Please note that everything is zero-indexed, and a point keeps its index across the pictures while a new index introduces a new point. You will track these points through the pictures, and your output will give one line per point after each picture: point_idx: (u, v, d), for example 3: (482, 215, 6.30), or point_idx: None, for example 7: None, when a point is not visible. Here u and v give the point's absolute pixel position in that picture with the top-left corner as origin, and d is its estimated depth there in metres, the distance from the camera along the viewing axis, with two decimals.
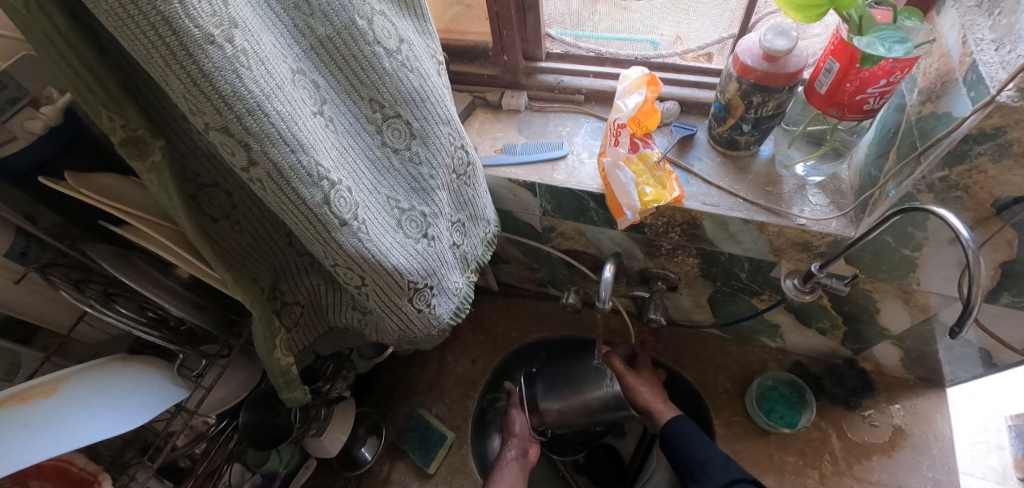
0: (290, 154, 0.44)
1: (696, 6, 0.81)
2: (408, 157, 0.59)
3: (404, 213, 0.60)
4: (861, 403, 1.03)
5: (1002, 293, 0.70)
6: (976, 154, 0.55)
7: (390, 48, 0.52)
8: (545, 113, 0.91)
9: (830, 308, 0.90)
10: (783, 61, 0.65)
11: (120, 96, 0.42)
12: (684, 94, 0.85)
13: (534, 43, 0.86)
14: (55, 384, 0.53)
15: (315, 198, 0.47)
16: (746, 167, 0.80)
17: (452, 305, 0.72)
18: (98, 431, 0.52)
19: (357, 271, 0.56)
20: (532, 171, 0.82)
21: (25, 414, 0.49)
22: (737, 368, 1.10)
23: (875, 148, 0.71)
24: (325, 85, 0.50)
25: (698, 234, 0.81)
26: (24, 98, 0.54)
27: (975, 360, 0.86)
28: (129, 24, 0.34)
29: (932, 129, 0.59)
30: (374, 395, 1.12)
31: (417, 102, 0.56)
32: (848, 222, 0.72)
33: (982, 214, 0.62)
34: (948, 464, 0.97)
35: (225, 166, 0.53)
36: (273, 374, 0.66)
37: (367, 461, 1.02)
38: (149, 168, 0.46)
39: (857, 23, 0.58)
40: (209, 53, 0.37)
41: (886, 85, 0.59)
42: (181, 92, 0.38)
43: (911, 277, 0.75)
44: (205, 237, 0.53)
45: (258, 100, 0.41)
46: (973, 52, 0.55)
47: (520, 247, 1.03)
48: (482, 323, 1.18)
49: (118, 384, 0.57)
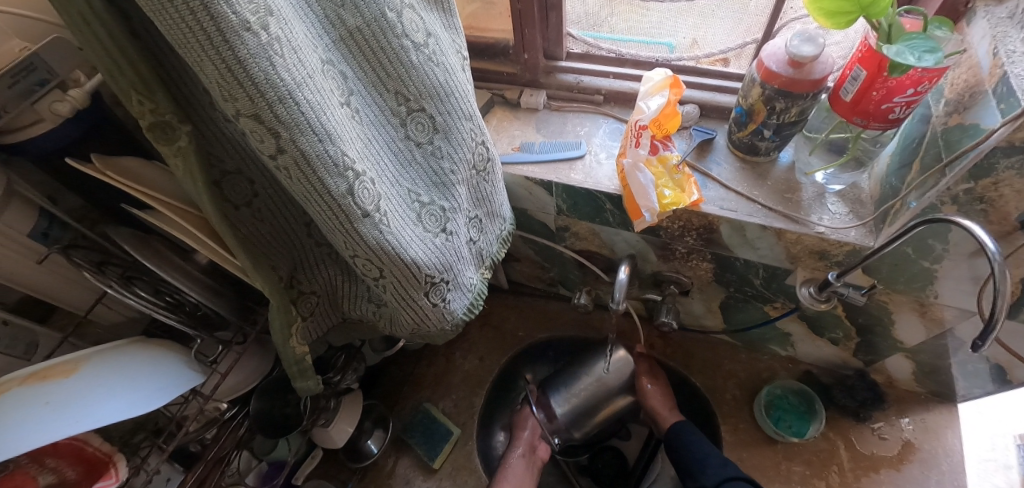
0: (318, 144, 0.44)
1: (713, 11, 0.82)
2: (429, 151, 0.59)
3: (424, 207, 0.60)
4: (871, 416, 1.02)
5: (1021, 309, 0.69)
6: (1004, 167, 0.55)
7: (418, 41, 0.52)
8: (563, 113, 0.91)
9: (844, 318, 0.89)
10: (809, 68, 0.64)
11: (150, 80, 0.43)
12: (705, 98, 0.85)
13: (555, 42, 0.86)
14: (75, 365, 0.54)
15: (339, 188, 0.47)
16: (765, 173, 0.80)
17: (466, 301, 0.72)
18: (115, 411, 0.52)
19: (376, 264, 0.56)
20: (549, 170, 0.82)
21: (45, 393, 0.50)
22: (746, 375, 1.10)
23: (898, 158, 0.70)
24: (352, 76, 0.50)
25: (714, 239, 0.81)
26: (53, 80, 0.54)
27: (989, 376, 0.85)
28: (168, 9, 0.34)
29: (958, 140, 0.59)
30: (381, 388, 1.12)
31: (441, 96, 0.56)
32: (867, 232, 0.72)
33: (1006, 229, 0.61)
34: (958, 480, 0.96)
35: (248, 154, 0.53)
36: (287, 363, 0.66)
37: (373, 454, 1.01)
38: (175, 153, 0.47)
39: (886, 32, 0.57)
40: (244, 40, 0.37)
41: (913, 94, 0.58)
42: (214, 79, 0.38)
43: (929, 290, 0.74)
44: (227, 224, 0.53)
45: (289, 89, 0.41)
46: (1004, 64, 0.54)
47: (532, 246, 1.03)
48: (491, 321, 1.18)
49: (137, 365, 0.58)
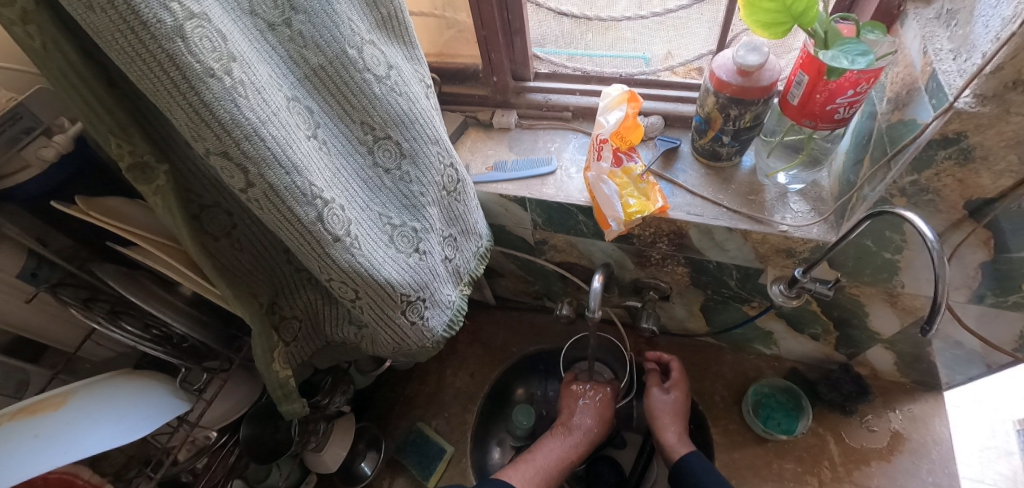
0: (285, 176, 0.47)
1: (686, 23, 0.86)
2: (398, 176, 0.62)
3: (396, 228, 0.63)
4: (858, 408, 1.04)
5: (983, 293, 0.72)
6: (943, 158, 0.58)
7: (379, 74, 0.55)
8: (534, 130, 0.95)
9: (820, 313, 0.91)
10: (757, 76, 0.68)
11: (126, 125, 0.45)
12: (668, 109, 0.89)
13: (521, 64, 0.89)
14: (64, 399, 0.56)
15: (309, 216, 0.50)
16: (729, 177, 0.83)
17: (445, 318, 0.74)
18: (103, 440, 0.54)
19: (351, 285, 0.58)
20: (522, 187, 0.85)
21: (34, 425, 0.52)
22: (733, 376, 1.11)
23: (851, 155, 0.73)
24: (318, 110, 0.53)
25: (685, 244, 0.83)
26: (38, 128, 0.57)
27: (966, 361, 0.87)
28: (137, 61, 0.37)
29: (900, 135, 0.61)
30: (374, 410, 1.13)
31: (406, 123, 0.59)
32: (828, 228, 0.74)
33: (956, 216, 0.64)
34: (948, 468, 0.97)
35: (224, 188, 0.55)
36: (272, 387, 0.68)
37: (366, 475, 1.03)
38: (154, 191, 0.49)
39: (823, 38, 0.60)
40: (209, 84, 0.40)
41: (853, 94, 0.62)
42: (184, 121, 0.41)
43: (895, 280, 0.76)
44: (206, 255, 0.56)
45: (255, 126, 0.44)
46: (933, 62, 0.57)
47: (514, 260, 1.05)
48: (480, 337, 1.20)
49: (125, 395, 0.60)
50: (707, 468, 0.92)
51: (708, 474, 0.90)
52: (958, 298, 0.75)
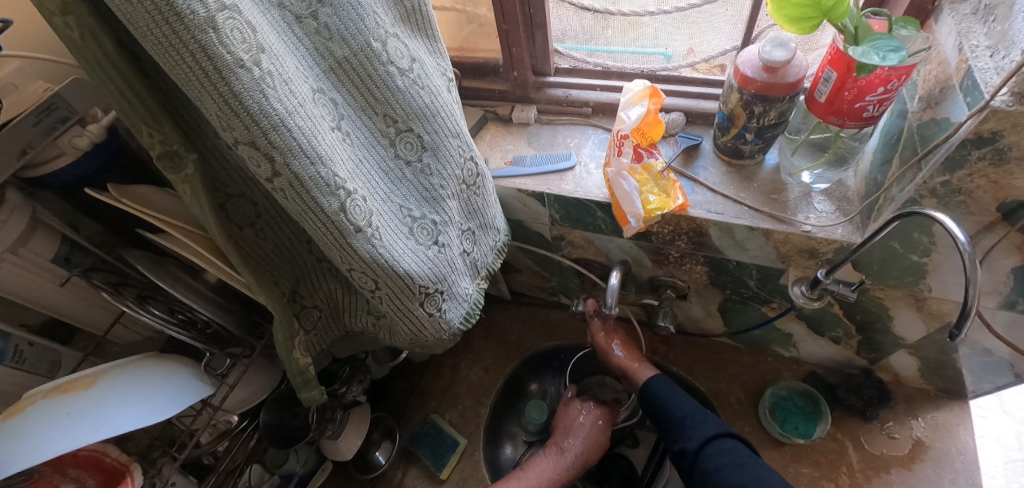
0: (310, 166, 0.48)
1: (710, 18, 0.85)
2: (419, 169, 0.62)
3: (416, 221, 0.63)
4: (878, 415, 1.02)
5: (1015, 299, 0.70)
6: (976, 158, 0.56)
7: (402, 67, 0.55)
8: (553, 126, 0.94)
9: (842, 316, 0.90)
10: (783, 72, 0.67)
11: (158, 114, 0.47)
12: (689, 105, 0.87)
13: (542, 59, 0.89)
14: (94, 378, 0.57)
15: (332, 206, 0.51)
16: (751, 175, 0.81)
17: (462, 311, 0.75)
18: (130, 421, 0.56)
19: (372, 276, 0.59)
20: (541, 182, 0.85)
21: (67, 403, 0.54)
22: (750, 378, 1.10)
23: (880, 154, 0.72)
24: (342, 102, 0.54)
25: (704, 242, 0.82)
26: (73, 117, 0.59)
27: (994, 368, 0.84)
28: (169, 51, 0.38)
29: (931, 134, 0.60)
30: (389, 401, 1.15)
31: (428, 116, 0.60)
32: (853, 229, 0.73)
33: (988, 219, 0.62)
34: (972, 478, 0.95)
35: (250, 178, 0.57)
36: (292, 375, 0.70)
37: (380, 465, 1.04)
38: (182, 180, 0.51)
39: (853, 33, 0.59)
40: (238, 75, 0.41)
41: (884, 92, 0.60)
42: (214, 111, 0.42)
43: (921, 284, 0.74)
44: (231, 244, 0.57)
45: (281, 117, 0.44)
46: (968, 59, 0.56)
47: (531, 256, 1.05)
48: (495, 332, 1.20)
49: (152, 377, 0.61)
50: (670, 388, 0.92)
51: (667, 390, 0.92)
52: (987, 304, 0.73)
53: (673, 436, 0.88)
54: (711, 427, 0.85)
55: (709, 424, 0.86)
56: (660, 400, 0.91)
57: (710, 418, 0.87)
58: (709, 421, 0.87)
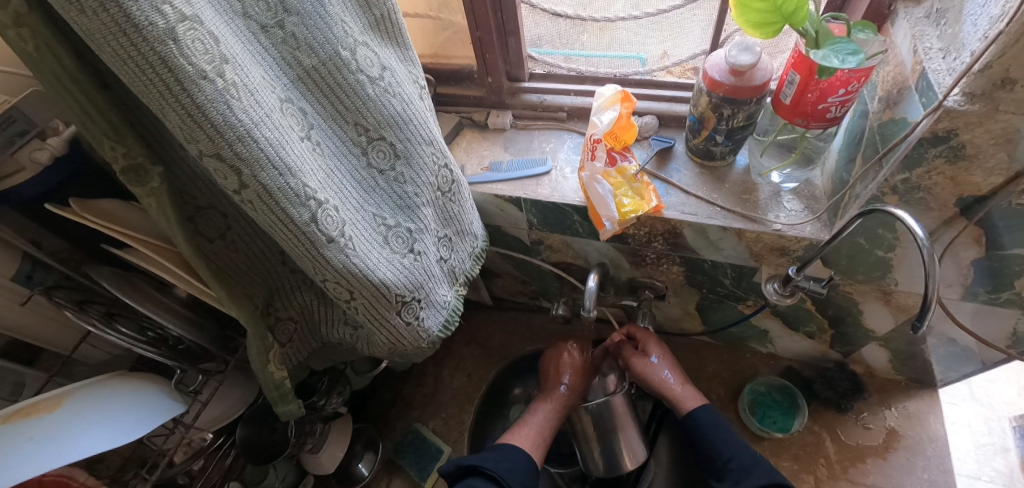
0: (279, 177, 0.47)
1: (680, 22, 0.87)
2: (392, 177, 0.62)
3: (391, 229, 0.63)
4: (853, 406, 1.04)
5: (976, 290, 0.72)
6: (933, 156, 0.58)
7: (372, 76, 0.55)
8: (529, 131, 0.95)
9: (815, 311, 0.92)
10: (749, 75, 0.68)
11: (121, 127, 0.46)
12: (662, 109, 0.89)
13: (516, 64, 0.90)
14: (59, 400, 0.56)
15: (303, 217, 0.50)
16: (723, 176, 0.83)
17: (441, 318, 0.75)
18: (99, 442, 0.54)
19: (346, 286, 0.58)
20: (517, 187, 0.85)
21: (29, 428, 0.52)
22: (729, 375, 1.12)
23: (844, 153, 0.74)
24: (312, 112, 0.53)
25: (680, 243, 0.84)
26: (32, 130, 0.57)
27: (960, 357, 0.87)
28: (128, 63, 0.38)
29: (891, 133, 0.62)
30: (371, 411, 1.13)
31: (400, 124, 0.60)
32: (821, 226, 0.75)
33: (947, 214, 0.64)
34: (943, 465, 0.97)
35: (218, 190, 0.56)
36: (268, 388, 0.68)
37: (364, 476, 1.04)
38: (148, 193, 0.50)
39: (814, 37, 0.61)
40: (201, 87, 0.40)
41: (845, 93, 0.62)
42: (176, 123, 0.41)
43: (888, 278, 0.76)
44: (201, 257, 0.56)
45: (247, 128, 0.44)
46: (922, 61, 0.58)
47: (511, 261, 1.05)
48: (477, 338, 1.20)
49: (120, 397, 0.60)
50: (717, 421, 0.83)
51: (715, 429, 0.82)
52: (951, 296, 0.75)
53: (714, 474, 0.79)
54: (764, 474, 0.75)
55: (763, 471, 0.76)
56: (705, 438, 0.82)
57: (758, 461, 0.78)
58: (758, 467, 0.77)
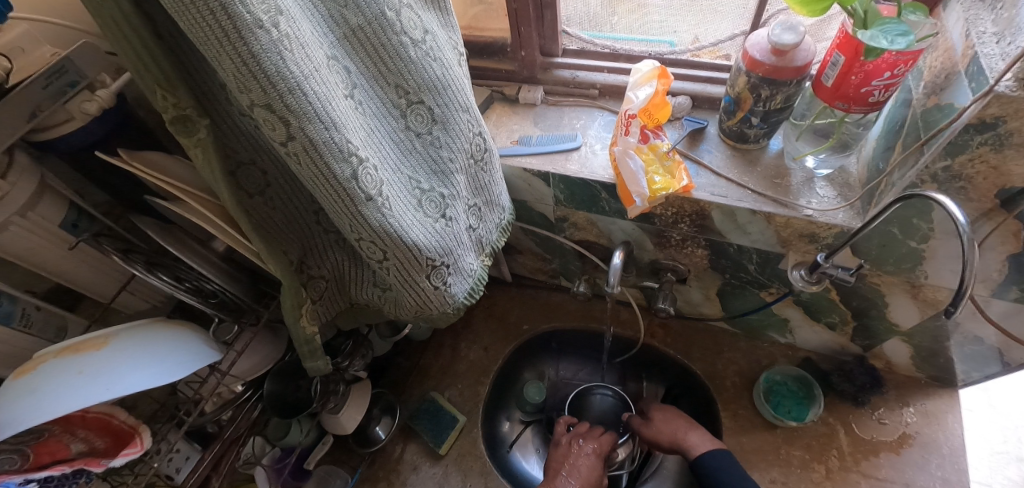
0: (324, 131, 0.48)
1: (714, 6, 0.86)
2: (429, 141, 0.63)
3: (424, 193, 0.64)
4: (870, 401, 1.03)
5: (1010, 286, 0.71)
6: (978, 144, 0.57)
7: (415, 38, 0.55)
8: (560, 107, 0.95)
9: (838, 302, 0.91)
10: (791, 55, 0.67)
11: (172, 76, 0.47)
12: (696, 89, 0.88)
13: (550, 39, 0.89)
14: (107, 339, 0.58)
15: (344, 173, 0.51)
16: (755, 159, 0.82)
17: (466, 286, 0.76)
18: (141, 382, 0.56)
19: (380, 246, 0.59)
20: (546, 161, 0.86)
21: (78, 362, 0.54)
22: (746, 363, 1.11)
23: (882, 141, 0.73)
24: (355, 71, 0.54)
25: (706, 225, 0.83)
26: (82, 82, 0.60)
27: (985, 357, 0.86)
28: (189, 9, 0.38)
29: (935, 120, 0.61)
30: (389, 378, 1.16)
31: (439, 89, 0.60)
32: (854, 214, 0.74)
33: (986, 205, 0.63)
34: (958, 464, 0.96)
35: (261, 145, 0.57)
36: (299, 343, 0.70)
37: (380, 440, 1.06)
38: (195, 144, 0.51)
39: (862, 17, 0.60)
40: (257, 35, 0.41)
41: (890, 77, 0.61)
42: (231, 72, 0.42)
43: (918, 270, 0.76)
44: (242, 210, 0.58)
45: (298, 80, 0.45)
46: (975, 45, 0.57)
47: (533, 237, 1.06)
48: (495, 313, 1.22)
49: (164, 339, 0.62)
50: (728, 460, 0.90)
51: (727, 469, 0.89)
52: (981, 292, 0.74)
53: None
54: None
55: None
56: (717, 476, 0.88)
57: None
58: None
